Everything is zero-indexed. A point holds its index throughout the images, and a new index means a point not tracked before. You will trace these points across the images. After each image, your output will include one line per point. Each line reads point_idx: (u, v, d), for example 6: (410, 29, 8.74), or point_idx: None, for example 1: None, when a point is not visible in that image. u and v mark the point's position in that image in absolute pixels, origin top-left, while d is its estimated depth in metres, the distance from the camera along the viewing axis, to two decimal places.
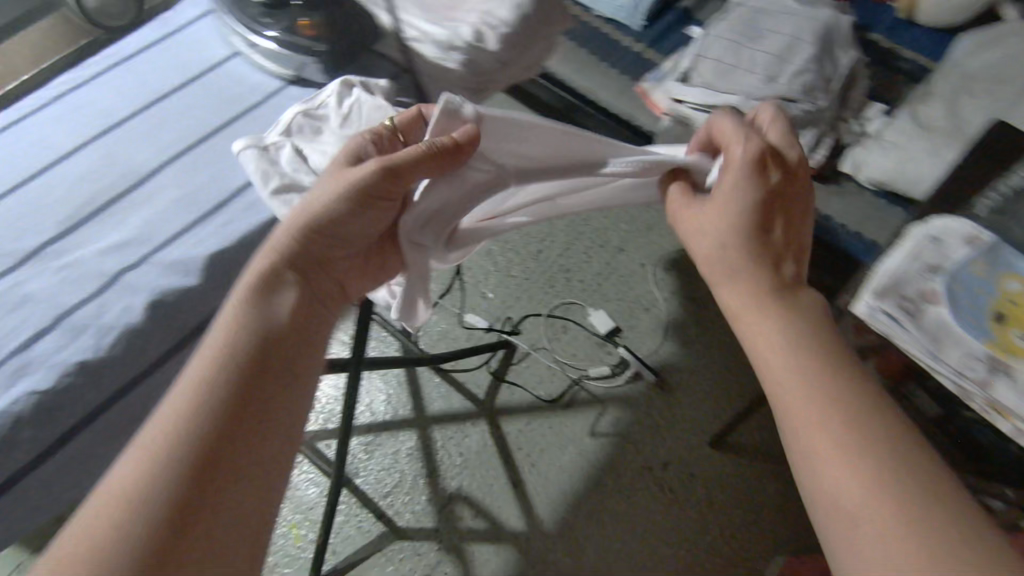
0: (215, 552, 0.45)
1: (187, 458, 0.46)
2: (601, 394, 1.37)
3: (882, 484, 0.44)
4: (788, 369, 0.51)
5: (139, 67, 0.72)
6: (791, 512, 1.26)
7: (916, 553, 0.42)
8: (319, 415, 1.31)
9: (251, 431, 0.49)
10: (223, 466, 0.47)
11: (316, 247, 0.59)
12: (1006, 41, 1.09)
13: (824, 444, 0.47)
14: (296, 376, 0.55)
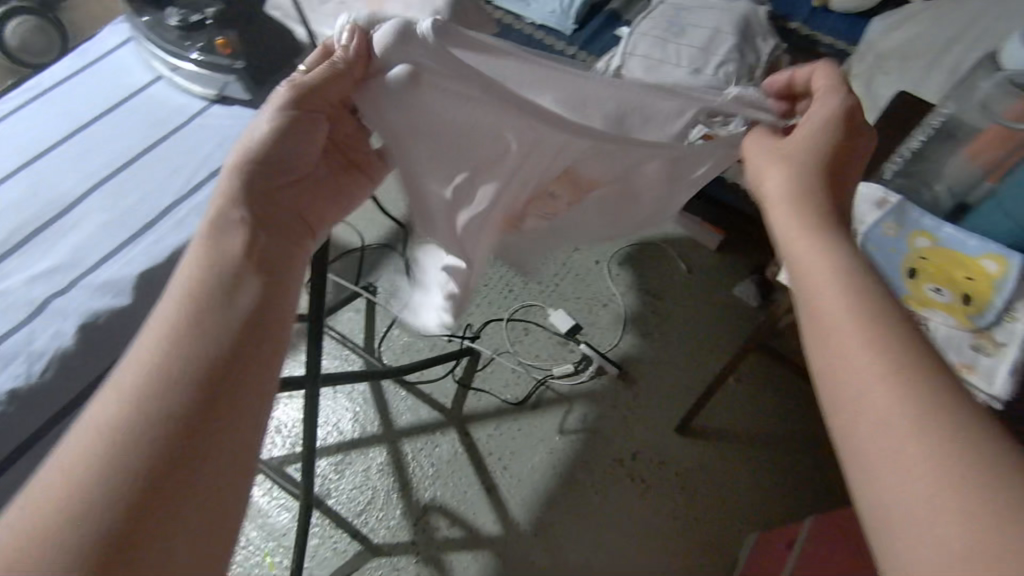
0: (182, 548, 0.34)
1: (150, 433, 0.35)
2: (566, 391, 1.39)
3: (903, 405, 0.36)
4: (814, 282, 0.43)
5: (61, 97, 0.72)
6: (759, 488, 1.29)
7: (932, 484, 0.33)
8: (286, 439, 1.30)
9: (221, 401, 0.38)
10: (193, 444, 0.36)
11: (268, 178, 0.51)
12: (913, 19, 1.16)
13: (851, 353, 0.39)
14: (269, 335, 0.43)
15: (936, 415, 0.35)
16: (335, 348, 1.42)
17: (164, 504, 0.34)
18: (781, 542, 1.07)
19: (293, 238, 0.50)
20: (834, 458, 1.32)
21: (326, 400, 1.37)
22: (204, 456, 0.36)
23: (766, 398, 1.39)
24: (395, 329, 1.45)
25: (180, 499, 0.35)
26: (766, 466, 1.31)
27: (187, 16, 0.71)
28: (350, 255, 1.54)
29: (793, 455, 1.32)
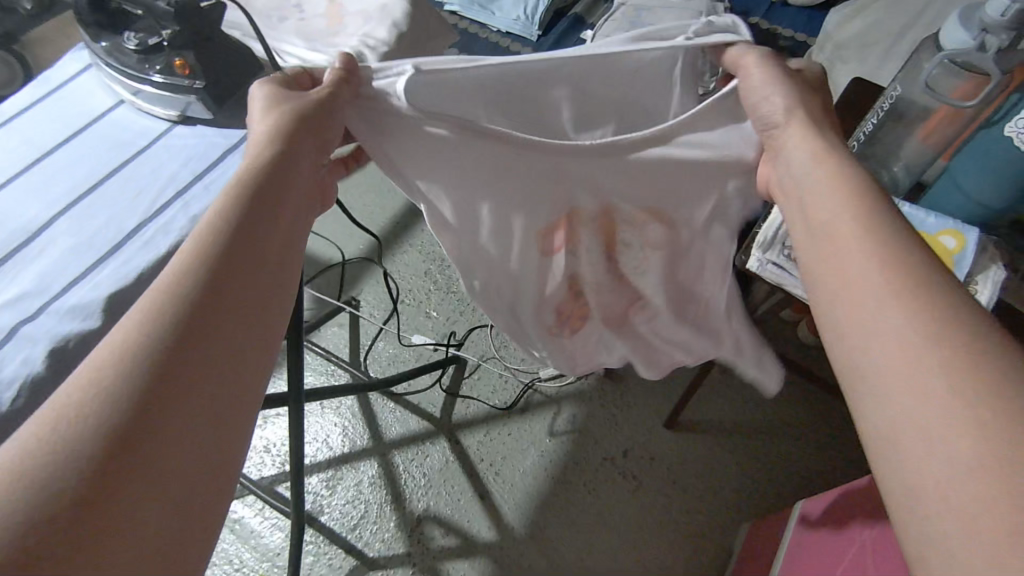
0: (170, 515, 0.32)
1: (143, 388, 0.33)
2: (554, 393, 1.40)
3: (915, 334, 0.37)
4: (837, 230, 0.45)
5: (22, 126, 0.72)
6: (751, 476, 1.30)
7: (943, 405, 0.34)
8: (276, 458, 1.30)
9: (221, 362, 0.37)
10: (196, 404, 0.35)
11: (300, 156, 0.49)
12: (867, 9, 1.19)
13: (863, 300, 0.40)
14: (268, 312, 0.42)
15: (948, 340, 0.36)
16: (320, 364, 1.42)
17: (161, 460, 0.32)
18: (774, 528, 1.08)
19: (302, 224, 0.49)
20: (821, 442, 1.34)
21: (313, 417, 1.37)
22: (202, 416, 0.35)
23: (752, 387, 1.40)
24: (379, 342, 1.45)
25: (164, 466, 0.32)
26: (756, 454, 1.32)
27: (145, 39, 0.72)
28: (330, 270, 1.54)
29: (782, 442, 1.34)
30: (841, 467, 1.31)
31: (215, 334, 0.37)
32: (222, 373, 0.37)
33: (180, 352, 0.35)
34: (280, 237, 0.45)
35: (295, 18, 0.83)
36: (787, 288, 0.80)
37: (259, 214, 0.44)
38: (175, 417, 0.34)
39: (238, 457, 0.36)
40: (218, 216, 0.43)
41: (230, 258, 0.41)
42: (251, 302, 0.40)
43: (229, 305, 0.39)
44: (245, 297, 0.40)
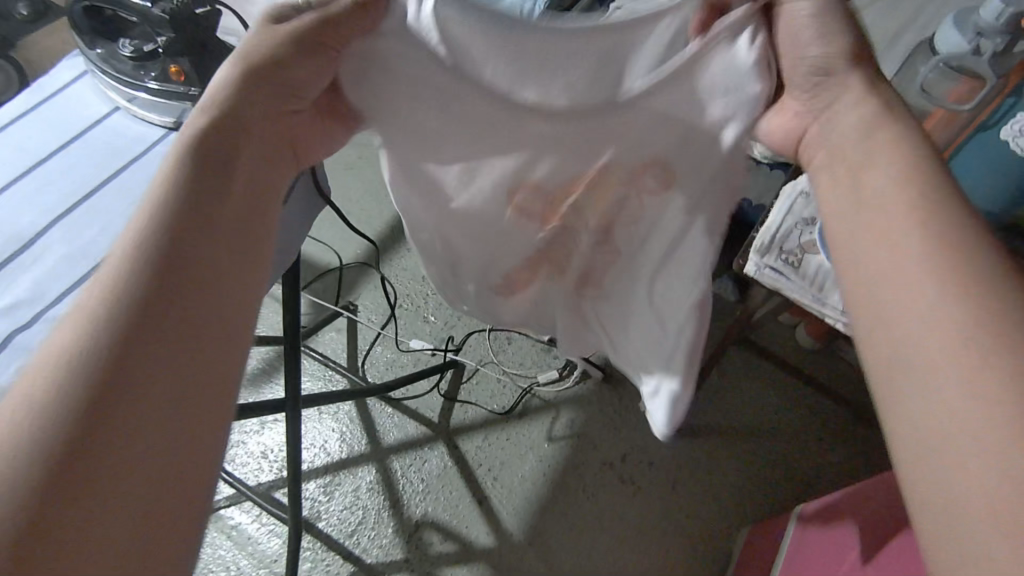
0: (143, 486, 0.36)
1: (102, 377, 0.37)
2: (552, 398, 1.39)
3: (958, 335, 0.40)
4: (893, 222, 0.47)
5: (18, 133, 0.72)
6: (750, 480, 1.30)
7: (967, 401, 0.38)
8: (273, 464, 1.29)
9: (179, 340, 0.41)
10: (152, 385, 0.38)
11: (245, 124, 0.51)
12: (865, 11, 1.18)
13: (912, 297, 0.44)
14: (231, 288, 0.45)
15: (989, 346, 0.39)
16: (318, 369, 1.41)
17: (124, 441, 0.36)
18: (774, 532, 1.07)
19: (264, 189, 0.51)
20: (821, 447, 1.33)
21: (311, 422, 1.36)
22: (164, 395, 0.39)
23: (750, 391, 1.40)
24: (377, 347, 1.45)
25: (134, 439, 0.37)
26: (755, 459, 1.32)
27: (140, 46, 0.72)
28: (328, 276, 1.54)
29: (782, 446, 1.33)
30: (841, 472, 1.31)
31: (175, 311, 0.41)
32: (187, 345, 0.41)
33: (144, 330, 0.39)
34: (243, 207, 0.48)
35: None
36: (786, 292, 0.81)
37: (214, 187, 0.47)
38: (138, 394, 0.38)
39: (215, 418, 0.41)
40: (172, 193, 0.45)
41: (188, 236, 0.44)
42: (210, 281, 0.44)
43: (188, 280, 0.43)
44: (203, 270, 0.44)
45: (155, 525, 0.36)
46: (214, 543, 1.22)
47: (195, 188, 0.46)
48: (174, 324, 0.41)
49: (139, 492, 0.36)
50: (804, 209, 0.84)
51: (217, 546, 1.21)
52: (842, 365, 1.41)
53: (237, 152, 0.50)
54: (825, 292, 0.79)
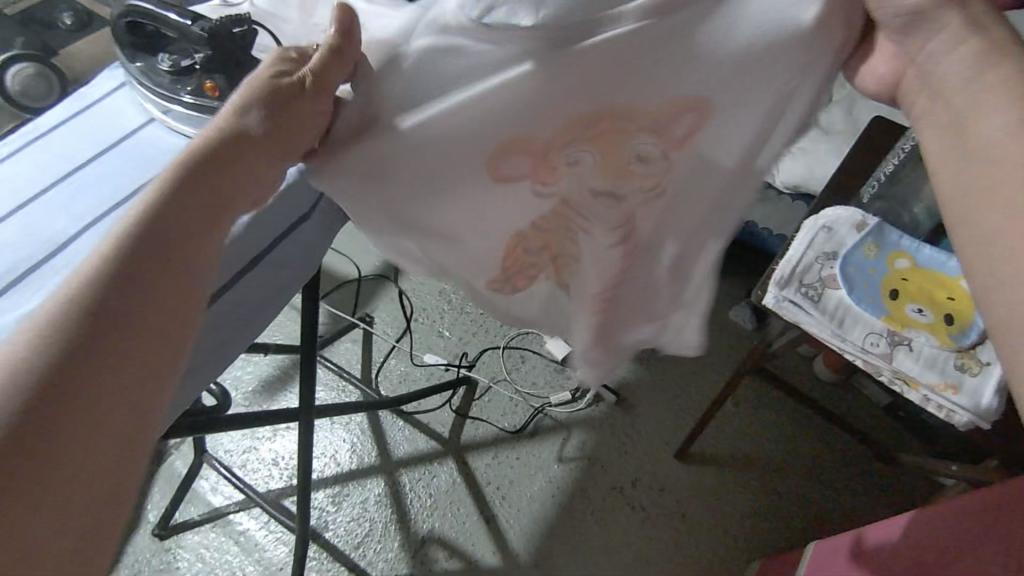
0: (45, 521, 0.37)
1: (25, 410, 0.37)
2: (564, 418, 1.39)
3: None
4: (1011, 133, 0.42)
5: (57, 142, 0.73)
6: (765, 512, 1.27)
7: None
8: (282, 472, 1.30)
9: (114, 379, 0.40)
10: (71, 424, 0.38)
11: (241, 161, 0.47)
12: None
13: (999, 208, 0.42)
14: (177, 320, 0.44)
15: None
16: (332, 379, 1.42)
17: (37, 474, 0.37)
18: (786, 563, 1.05)
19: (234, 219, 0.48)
20: (836, 484, 1.31)
21: (323, 432, 1.37)
22: (87, 435, 0.39)
23: (764, 422, 1.38)
24: (392, 359, 1.46)
25: (47, 481, 0.37)
26: (769, 492, 1.30)
27: (178, 61, 0.71)
28: (346, 286, 1.56)
29: (797, 479, 1.31)
30: (857, 508, 1.28)
31: (98, 355, 0.40)
32: (107, 389, 0.40)
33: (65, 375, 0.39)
34: (203, 246, 0.46)
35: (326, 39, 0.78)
36: (804, 326, 0.80)
37: (170, 223, 0.44)
38: (65, 433, 0.38)
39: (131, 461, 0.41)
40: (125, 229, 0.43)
41: (131, 284, 0.42)
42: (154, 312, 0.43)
43: (116, 322, 0.41)
44: (136, 314, 0.42)
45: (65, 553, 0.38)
46: (221, 547, 1.23)
47: (144, 224, 0.44)
48: (97, 371, 0.40)
49: (38, 523, 0.37)
50: (825, 243, 0.84)
51: (224, 551, 1.22)
52: (861, 400, 1.38)
53: (218, 174, 0.46)
54: (843, 329, 0.78)
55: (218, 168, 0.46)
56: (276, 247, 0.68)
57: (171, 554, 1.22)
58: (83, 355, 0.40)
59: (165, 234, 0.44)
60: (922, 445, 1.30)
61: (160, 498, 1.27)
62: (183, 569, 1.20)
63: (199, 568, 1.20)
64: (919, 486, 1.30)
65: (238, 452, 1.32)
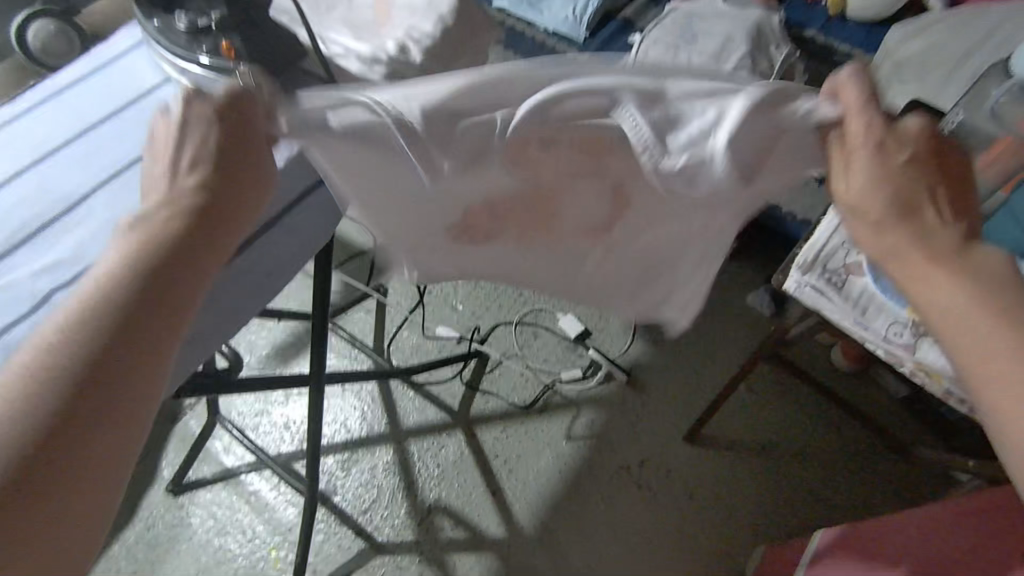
0: (88, 481, 0.38)
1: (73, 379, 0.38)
2: (574, 397, 1.38)
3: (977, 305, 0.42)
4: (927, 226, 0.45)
5: (72, 99, 0.71)
6: (771, 501, 1.27)
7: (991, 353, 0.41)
8: (294, 436, 1.32)
9: (141, 352, 0.40)
10: (101, 393, 0.38)
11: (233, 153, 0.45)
12: (931, 27, 1.15)
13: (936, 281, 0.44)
14: (178, 290, 0.42)
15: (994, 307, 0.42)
16: (345, 347, 1.44)
17: (73, 440, 0.37)
18: (792, 551, 1.04)
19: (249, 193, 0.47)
20: (845, 475, 1.29)
21: (334, 399, 1.39)
22: (113, 401, 0.38)
23: (777, 408, 1.36)
24: (404, 330, 1.46)
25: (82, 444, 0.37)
26: (777, 478, 1.29)
27: (195, 19, 0.66)
28: (361, 256, 1.57)
29: (806, 467, 1.30)
30: (866, 498, 1.27)
31: (72, 458, 0.37)
32: (90, 466, 0.38)
33: (35, 473, 0.36)
34: (216, 252, 0.45)
35: (342, 7, 0.77)
36: (825, 313, 0.78)
37: (154, 293, 0.41)
38: (105, 403, 0.38)
39: (134, 425, 0.40)
40: (83, 320, 0.39)
41: (166, 266, 0.42)
42: (168, 287, 0.42)
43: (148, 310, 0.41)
44: (161, 290, 0.41)
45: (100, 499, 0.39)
46: (233, 506, 1.25)
47: (112, 319, 0.39)
48: (120, 373, 0.39)
49: (85, 481, 0.38)
50: None
51: (237, 509, 1.25)
52: (878, 392, 1.36)
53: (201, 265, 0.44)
54: (865, 317, 0.76)
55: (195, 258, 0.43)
56: (294, 209, 0.68)
57: (185, 510, 1.25)
58: (82, 408, 0.38)
59: (192, 213, 0.44)
60: (938, 440, 1.28)
61: (175, 456, 1.30)
62: (196, 525, 1.24)
63: (212, 524, 1.24)
64: (934, 480, 1.28)
65: (251, 414, 1.34)
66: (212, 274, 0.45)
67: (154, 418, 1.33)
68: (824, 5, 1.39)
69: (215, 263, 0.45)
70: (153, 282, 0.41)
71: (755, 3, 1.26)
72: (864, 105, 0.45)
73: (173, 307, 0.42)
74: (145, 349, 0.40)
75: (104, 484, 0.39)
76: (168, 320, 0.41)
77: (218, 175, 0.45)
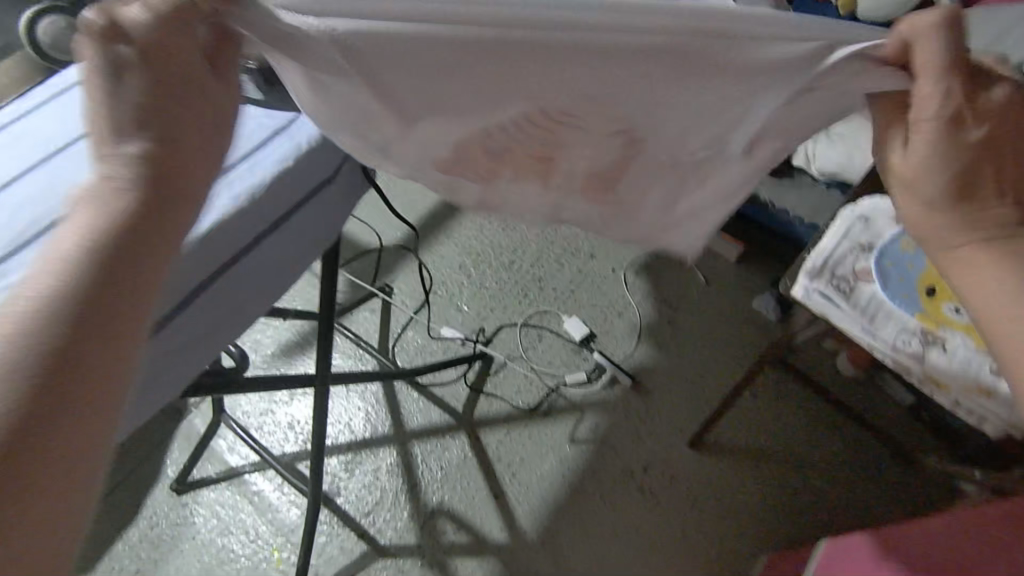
0: (70, 468, 0.36)
1: (40, 359, 0.36)
2: (578, 400, 1.38)
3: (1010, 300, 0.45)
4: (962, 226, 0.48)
5: (82, 93, 0.71)
6: (776, 508, 1.26)
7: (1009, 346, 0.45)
8: (297, 436, 1.32)
9: (109, 328, 0.38)
10: (75, 373, 0.37)
11: (179, 116, 0.45)
12: None
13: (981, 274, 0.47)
14: (138, 265, 0.42)
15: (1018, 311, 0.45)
16: (349, 348, 1.43)
17: (50, 423, 0.35)
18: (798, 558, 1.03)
19: (195, 163, 0.47)
20: (850, 482, 1.28)
21: (338, 399, 1.39)
22: (86, 380, 0.37)
23: (782, 414, 1.35)
24: (409, 331, 1.46)
25: (59, 426, 0.36)
26: (782, 485, 1.28)
27: None
28: (367, 256, 1.56)
29: (812, 474, 1.29)
30: (872, 506, 1.26)
31: (51, 443, 0.35)
32: (71, 451, 0.36)
33: (16, 462, 0.34)
34: (170, 225, 0.44)
35: None
36: (833, 319, 0.77)
37: (115, 268, 0.40)
38: (77, 383, 0.37)
39: (109, 405, 0.38)
40: (43, 299, 0.37)
41: (124, 239, 0.41)
42: (128, 261, 0.41)
43: (113, 285, 0.40)
44: (124, 264, 0.41)
45: (83, 487, 0.37)
46: (235, 505, 1.25)
47: (74, 296, 0.38)
48: (87, 350, 0.37)
49: (67, 467, 0.36)
50: (860, 234, 0.81)
51: (239, 509, 1.25)
52: (884, 399, 1.35)
53: (156, 241, 0.43)
54: (874, 324, 0.76)
55: (149, 232, 0.43)
56: (298, 211, 0.69)
57: (187, 509, 1.25)
58: (54, 388, 0.36)
59: (140, 188, 0.43)
60: (944, 448, 1.27)
61: (179, 454, 1.30)
62: (199, 524, 1.23)
63: (214, 524, 1.23)
64: (940, 489, 1.27)
65: (254, 414, 1.34)
66: (170, 249, 0.44)
67: (157, 416, 1.33)
68: (833, 8, 1.38)
69: (172, 237, 0.45)
70: (112, 257, 0.40)
71: None
72: (939, 66, 0.42)
73: (134, 281, 0.41)
74: (112, 323, 0.39)
75: (86, 469, 0.37)
76: (132, 293, 0.40)
77: (162, 145, 0.44)
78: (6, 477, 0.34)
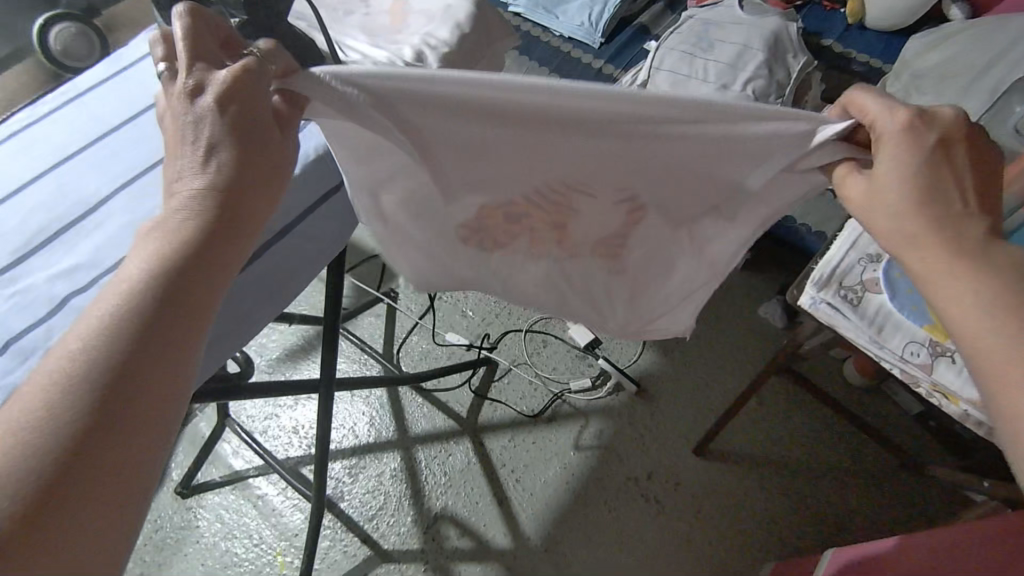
0: (120, 489, 0.37)
1: (103, 381, 0.38)
2: (583, 406, 1.37)
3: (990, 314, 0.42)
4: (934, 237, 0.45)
5: (93, 102, 0.72)
6: (781, 517, 1.25)
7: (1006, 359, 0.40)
8: (301, 441, 1.32)
9: (166, 353, 0.40)
10: (129, 396, 0.38)
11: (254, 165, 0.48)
12: (950, 40, 1.15)
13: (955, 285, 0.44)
14: (200, 293, 0.43)
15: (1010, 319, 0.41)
16: (354, 352, 1.44)
17: (103, 445, 0.37)
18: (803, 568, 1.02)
19: (261, 198, 0.48)
20: (856, 491, 1.27)
21: (342, 404, 1.39)
22: (141, 403, 0.39)
23: (788, 422, 1.35)
24: (413, 336, 1.46)
25: (112, 448, 0.37)
26: (787, 494, 1.27)
27: None
28: (373, 261, 1.57)
29: (817, 483, 1.28)
30: (878, 515, 1.25)
31: (104, 464, 0.37)
32: (123, 472, 0.37)
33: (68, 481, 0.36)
34: (231, 254, 0.46)
35: (360, 12, 0.77)
36: (840, 330, 0.77)
37: (176, 294, 0.42)
38: (134, 405, 0.38)
39: (161, 428, 0.40)
40: (108, 323, 0.40)
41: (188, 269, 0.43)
42: (189, 290, 0.43)
43: (173, 313, 0.42)
44: (185, 292, 0.43)
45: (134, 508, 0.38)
46: (240, 509, 1.25)
47: (138, 322, 0.40)
48: (145, 375, 0.39)
49: (118, 488, 0.37)
50: (868, 244, 0.81)
51: (243, 513, 1.25)
52: (891, 407, 1.34)
53: (216, 264, 0.45)
54: (882, 335, 0.75)
55: (213, 254, 0.45)
56: (302, 222, 0.69)
57: (192, 513, 1.25)
58: (113, 410, 0.38)
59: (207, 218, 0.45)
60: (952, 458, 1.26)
61: (184, 458, 1.31)
62: (203, 528, 1.24)
63: (219, 528, 1.23)
64: (948, 499, 1.26)
65: (260, 418, 1.34)
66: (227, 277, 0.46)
67: None
68: (839, 17, 1.38)
69: (231, 264, 0.46)
70: (176, 286, 0.42)
71: (771, 11, 1.26)
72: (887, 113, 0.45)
73: (193, 309, 0.43)
74: (171, 349, 0.41)
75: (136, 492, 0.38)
76: (190, 321, 0.42)
77: (235, 178, 0.47)
78: (58, 494, 0.35)
